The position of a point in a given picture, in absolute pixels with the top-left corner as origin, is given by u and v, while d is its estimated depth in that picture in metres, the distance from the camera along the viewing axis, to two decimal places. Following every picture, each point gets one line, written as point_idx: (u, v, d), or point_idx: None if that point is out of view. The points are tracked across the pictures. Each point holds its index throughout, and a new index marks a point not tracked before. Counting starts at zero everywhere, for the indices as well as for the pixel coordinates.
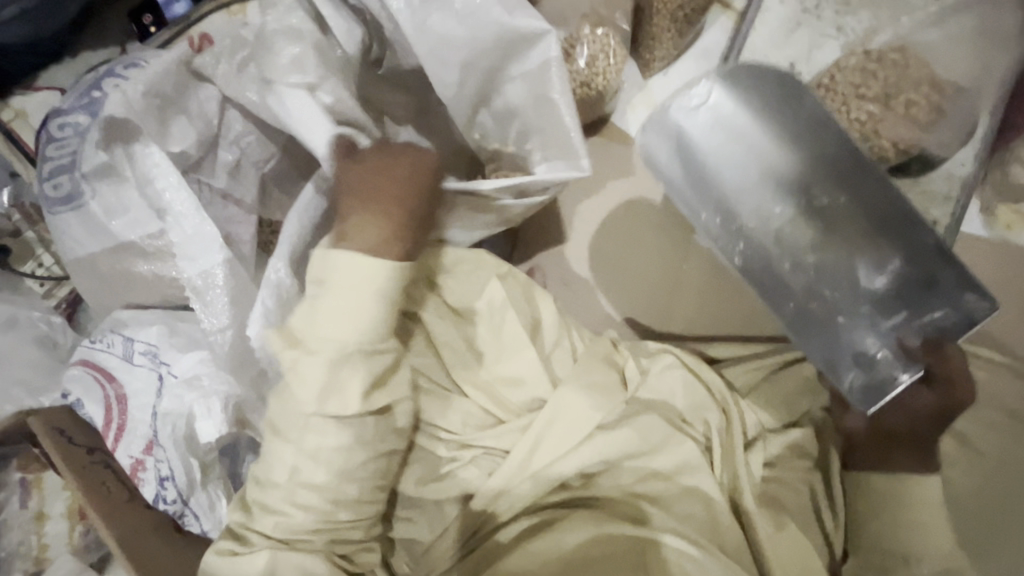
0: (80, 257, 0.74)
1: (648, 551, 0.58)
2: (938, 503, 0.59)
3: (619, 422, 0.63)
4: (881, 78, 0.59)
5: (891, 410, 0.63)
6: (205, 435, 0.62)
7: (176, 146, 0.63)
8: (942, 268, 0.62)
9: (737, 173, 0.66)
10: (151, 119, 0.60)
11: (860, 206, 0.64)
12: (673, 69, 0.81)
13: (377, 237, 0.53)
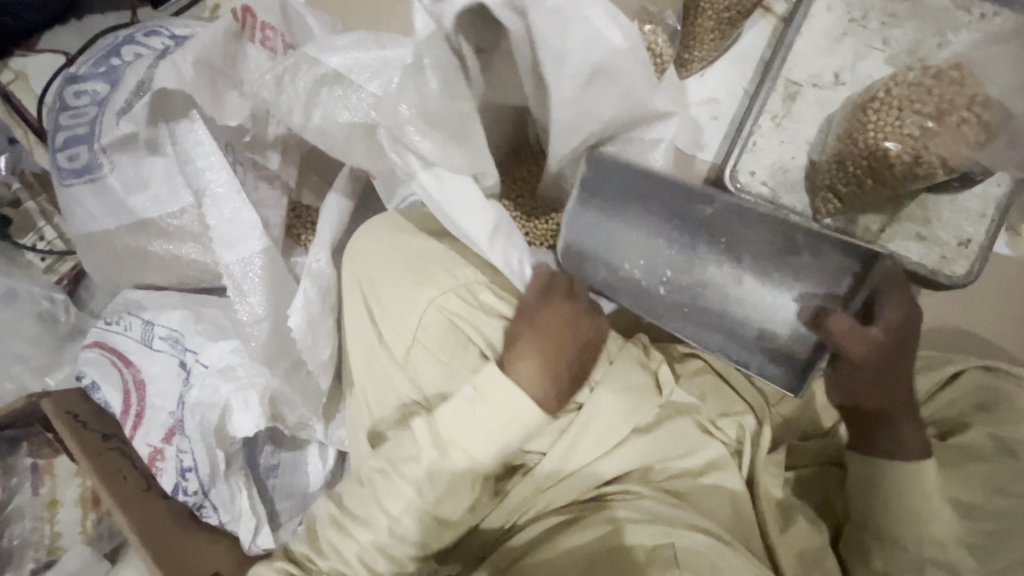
0: (94, 232, 0.70)
1: (674, 547, 0.56)
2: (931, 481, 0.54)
3: (652, 426, 0.64)
4: (934, 95, 0.56)
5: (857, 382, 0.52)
6: (240, 428, 0.59)
7: (233, 120, 0.62)
8: (808, 255, 0.49)
9: (650, 255, 0.53)
10: (204, 91, 0.59)
11: (785, 244, 0.50)
12: (710, 72, 0.80)
13: (541, 386, 0.52)
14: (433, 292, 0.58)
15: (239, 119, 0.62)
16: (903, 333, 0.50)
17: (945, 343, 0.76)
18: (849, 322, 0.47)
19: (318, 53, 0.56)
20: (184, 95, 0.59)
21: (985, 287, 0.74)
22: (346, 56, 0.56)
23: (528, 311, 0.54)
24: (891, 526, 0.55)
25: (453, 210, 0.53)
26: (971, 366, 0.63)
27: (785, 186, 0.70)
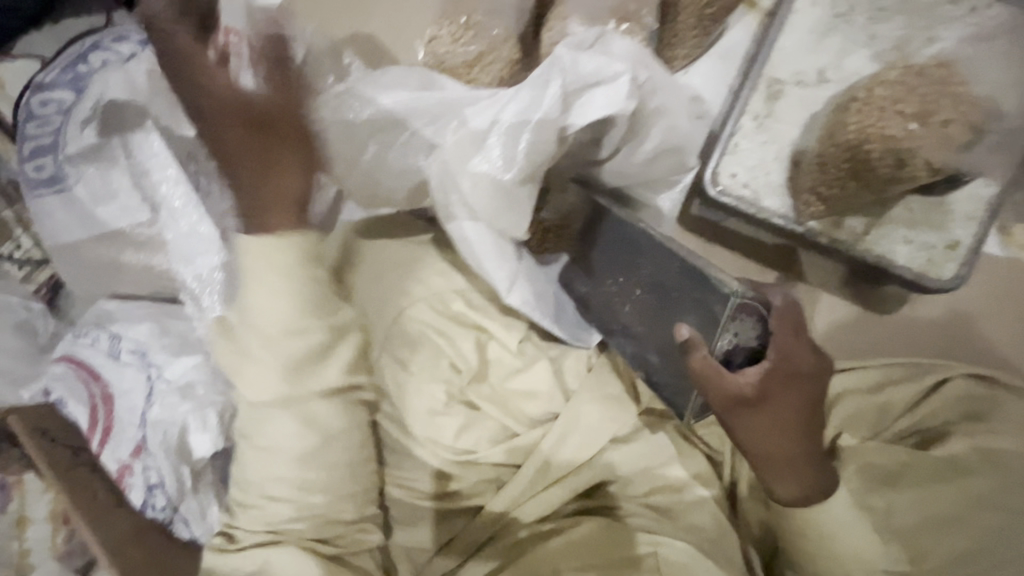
0: (64, 244, 0.67)
1: (655, 557, 0.57)
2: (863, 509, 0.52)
3: (632, 435, 0.62)
4: (918, 95, 0.54)
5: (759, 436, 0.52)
6: (197, 449, 0.60)
7: (190, 132, 0.64)
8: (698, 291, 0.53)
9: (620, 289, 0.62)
10: (162, 104, 0.64)
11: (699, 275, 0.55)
12: (695, 69, 0.77)
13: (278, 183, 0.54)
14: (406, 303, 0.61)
15: (197, 130, 0.64)
16: (769, 388, 0.50)
17: (938, 348, 0.74)
18: (708, 365, 0.49)
19: (373, 94, 0.61)
20: (134, 107, 0.65)
21: (973, 289, 0.73)
22: (395, 99, 0.61)
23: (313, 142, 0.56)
24: (846, 542, 0.52)
25: (488, 257, 0.59)
26: (957, 374, 0.62)
27: (767, 188, 0.67)
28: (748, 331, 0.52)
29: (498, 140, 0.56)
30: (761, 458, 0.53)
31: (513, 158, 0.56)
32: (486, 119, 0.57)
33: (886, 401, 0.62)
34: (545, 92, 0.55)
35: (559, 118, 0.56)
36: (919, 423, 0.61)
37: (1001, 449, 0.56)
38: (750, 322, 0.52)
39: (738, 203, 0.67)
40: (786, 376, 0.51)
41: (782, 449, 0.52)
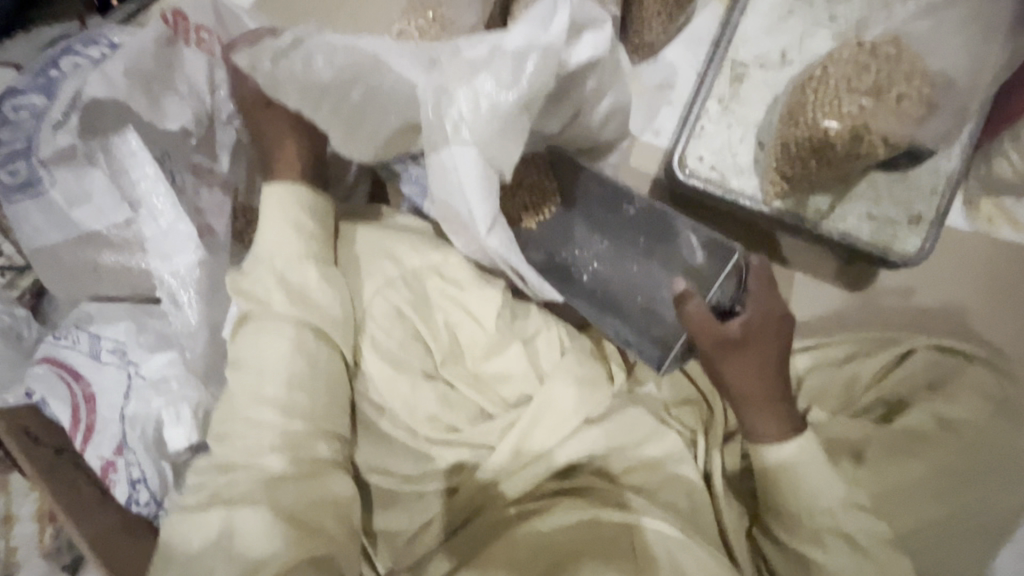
0: (40, 247, 0.68)
1: (630, 538, 0.56)
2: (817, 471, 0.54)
3: (605, 416, 0.63)
4: (871, 72, 0.55)
5: (742, 376, 0.57)
6: (173, 443, 0.60)
7: (174, 125, 0.64)
8: (672, 249, 0.64)
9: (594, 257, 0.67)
10: (139, 99, 0.61)
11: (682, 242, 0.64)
12: (663, 56, 0.79)
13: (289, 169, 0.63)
14: (376, 284, 0.64)
15: (180, 123, 0.64)
16: (751, 335, 0.57)
17: (910, 319, 0.74)
18: (704, 308, 0.57)
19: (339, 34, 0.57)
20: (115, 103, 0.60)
21: (943, 263, 0.74)
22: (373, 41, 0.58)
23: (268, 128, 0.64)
24: (811, 502, 0.53)
25: (471, 190, 0.57)
26: (921, 345, 0.63)
27: (734, 169, 0.68)
28: (726, 281, 0.61)
29: (497, 70, 0.56)
30: (746, 396, 0.57)
31: (517, 82, 0.56)
32: (484, 48, 0.57)
33: (853, 374, 0.62)
34: (553, 26, 0.56)
35: (560, 50, 0.57)
36: (884, 394, 0.62)
37: (958, 416, 0.57)
38: (732, 280, 0.61)
39: (706, 184, 0.68)
40: (764, 322, 0.58)
41: (766, 384, 0.57)
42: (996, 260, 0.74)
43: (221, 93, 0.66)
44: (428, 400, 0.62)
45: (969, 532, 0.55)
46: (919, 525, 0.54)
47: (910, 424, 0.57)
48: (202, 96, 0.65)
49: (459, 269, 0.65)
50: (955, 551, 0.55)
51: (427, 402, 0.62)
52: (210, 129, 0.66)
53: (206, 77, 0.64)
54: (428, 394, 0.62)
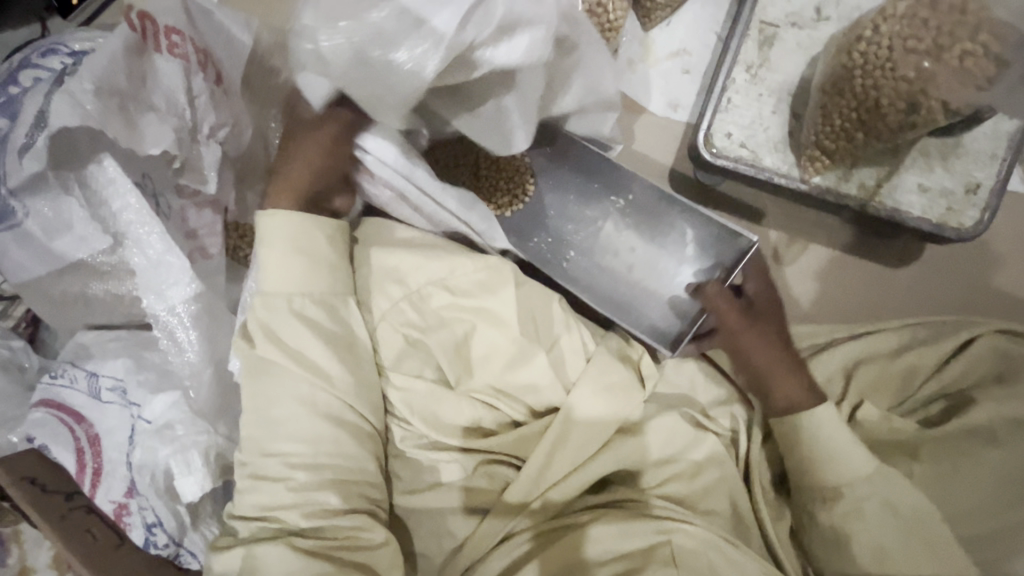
0: (24, 282, 0.63)
1: (670, 545, 0.53)
2: (849, 455, 0.52)
3: (638, 425, 0.59)
4: (932, 26, 0.47)
5: (762, 350, 0.57)
6: (185, 493, 0.55)
7: (154, 149, 0.56)
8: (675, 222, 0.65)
9: (588, 245, 0.66)
10: (115, 122, 0.53)
11: (687, 219, 0.64)
12: (677, 20, 0.72)
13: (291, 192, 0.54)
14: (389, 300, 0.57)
15: (161, 146, 0.56)
16: (759, 314, 0.59)
17: (961, 294, 0.69)
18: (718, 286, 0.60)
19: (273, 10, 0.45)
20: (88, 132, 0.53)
21: (996, 231, 0.68)
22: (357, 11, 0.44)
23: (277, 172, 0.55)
24: (855, 489, 0.51)
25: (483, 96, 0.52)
26: (985, 332, 0.57)
27: (766, 145, 0.61)
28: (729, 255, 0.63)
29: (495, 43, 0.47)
30: (771, 373, 0.57)
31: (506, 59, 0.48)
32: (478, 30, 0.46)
33: (910, 365, 0.57)
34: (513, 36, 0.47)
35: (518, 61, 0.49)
36: (943, 386, 0.57)
37: None
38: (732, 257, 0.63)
39: (736, 163, 0.62)
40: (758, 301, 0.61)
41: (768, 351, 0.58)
42: None
43: (203, 101, 0.59)
44: (446, 422, 0.56)
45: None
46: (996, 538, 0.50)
47: (977, 425, 0.52)
48: (182, 108, 0.57)
49: (470, 271, 0.58)
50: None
51: (459, 422, 0.56)
52: (195, 145, 0.59)
53: (185, 86, 0.57)
54: (453, 412, 0.56)
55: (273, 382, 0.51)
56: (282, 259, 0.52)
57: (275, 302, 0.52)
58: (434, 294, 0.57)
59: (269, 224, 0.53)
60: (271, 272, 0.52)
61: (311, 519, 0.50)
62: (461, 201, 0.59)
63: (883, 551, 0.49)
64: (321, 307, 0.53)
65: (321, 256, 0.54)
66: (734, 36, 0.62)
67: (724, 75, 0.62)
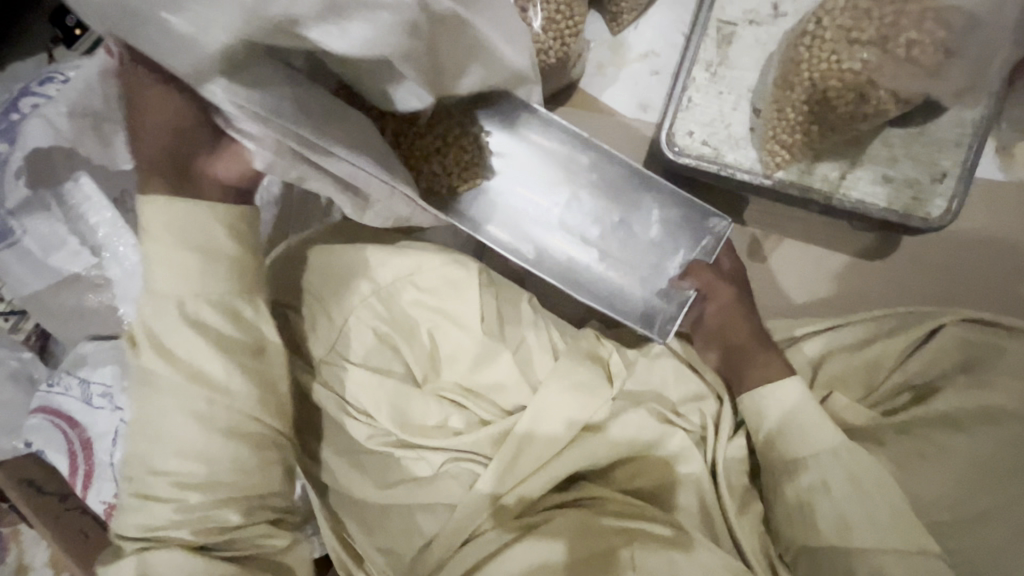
0: (25, 296, 0.67)
1: (630, 547, 0.52)
2: (812, 432, 0.53)
3: (605, 423, 0.59)
4: (875, 17, 0.48)
5: (737, 322, 0.62)
6: None
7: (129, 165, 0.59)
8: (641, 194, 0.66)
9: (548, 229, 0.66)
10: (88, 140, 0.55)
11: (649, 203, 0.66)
12: (644, 23, 0.72)
13: (158, 172, 0.47)
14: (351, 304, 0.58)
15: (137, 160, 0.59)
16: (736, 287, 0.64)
17: (942, 285, 0.67)
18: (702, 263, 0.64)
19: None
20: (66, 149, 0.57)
21: (976, 221, 0.67)
22: None
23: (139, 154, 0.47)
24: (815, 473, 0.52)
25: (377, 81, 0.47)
26: (949, 321, 0.57)
27: (728, 142, 0.62)
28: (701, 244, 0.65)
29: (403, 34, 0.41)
30: (749, 344, 0.60)
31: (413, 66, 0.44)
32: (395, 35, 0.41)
33: (876, 357, 0.57)
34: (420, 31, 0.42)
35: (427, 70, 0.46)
36: (909, 377, 0.57)
37: (998, 403, 0.51)
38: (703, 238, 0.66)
39: (698, 161, 0.62)
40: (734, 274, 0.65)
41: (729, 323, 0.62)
42: None
43: None
44: (412, 423, 0.57)
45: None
46: (971, 531, 0.49)
47: (944, 413, 0.53)
48: None
49: (434, 273, 0.59)
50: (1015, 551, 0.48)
51: (432, 419, 0.58)
52: None
53: None
54: (419, 412, 0.57)
55: (171, 396, 0.48)
56: (171, 257, 0.47)
57: (162, 305, 0.48)
58: (400, 294, 0.59)
59: (152, 215, 0.47)
60: (161, 271, 0.47)
61: (206, 531, 0.51)
62: (365, 147, 0.49)
63: (837, 529, 0.50)
64: (219, 312, 0.49)
65: (213, 254, 0.48)
66: (694, 36, 0.62)
67: (686, 75, 0.62)
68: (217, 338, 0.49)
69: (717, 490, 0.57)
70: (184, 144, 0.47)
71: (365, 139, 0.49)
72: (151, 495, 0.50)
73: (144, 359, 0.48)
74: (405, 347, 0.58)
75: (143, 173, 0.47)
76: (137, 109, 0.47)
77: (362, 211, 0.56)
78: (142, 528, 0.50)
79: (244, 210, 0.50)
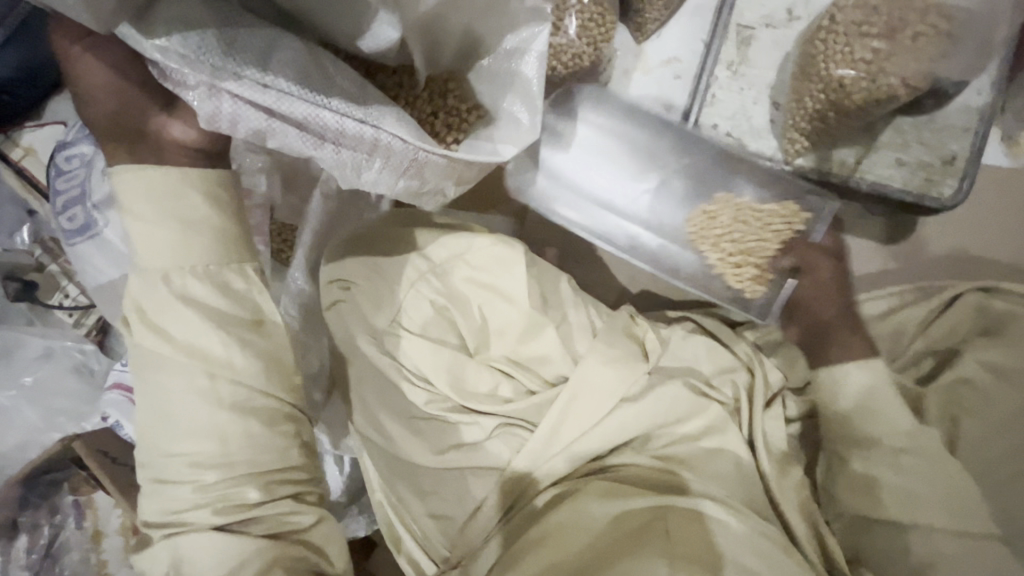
0: (103, 283, 0.74)
1: (665, 523, 0.53)
2: (865, 399, 0.57)
3: (642, 393, 0.62)
4: (882, 13, 0.54)
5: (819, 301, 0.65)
6: None
7: None
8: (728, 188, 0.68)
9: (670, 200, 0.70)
10: None
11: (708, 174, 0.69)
12: (667, 31, 0.78)
13: (120, 144, 0.48)
14: (409, 281, 0.63)
15: None
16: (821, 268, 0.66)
17: (960, 265, 0.71)
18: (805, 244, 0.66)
19: None
20: None
21: (988, 203, 0.71)
22: None
23: (101, 129, 0.48)
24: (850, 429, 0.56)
25: None
26: (969, 290, 0.62)
27: (750, 133, 0.68)
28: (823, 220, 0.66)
29: None
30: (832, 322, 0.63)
31: None
32: None
33: (898, 324, 0.63)
34: None
35: None
36: (932, 343, 0.62)
37: (1014, 363, 0.56)
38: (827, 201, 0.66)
39: (725, 150, 0.68)
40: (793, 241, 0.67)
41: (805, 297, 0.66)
42: None
43: None
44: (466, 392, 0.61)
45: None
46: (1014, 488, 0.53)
47: (969, 376, 0.57)
48: None
49: (483, 254, 0.64)
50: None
51: (484, 386, 0.62)
52: None
53: None
54: (472, 379, 0.62)
55: (173, 371, 0.48)
56: (148, 230, 0.47)
57: (148, 279, 0.48)
58: (453, 273, 0.64)
59: (126, 187, 0.47)
60: (141, 244, 0.48)
61: (227, 511, 0.50)
62: (336, 92, 0.47)
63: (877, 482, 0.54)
64: (208, 283, 0.49)
65: (194, 219, 0.48)
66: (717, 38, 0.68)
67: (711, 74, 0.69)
68: (208, 310, 0.49)
69: (752, 453, 0.60)
70: (133, 108, 0.48)
71: (325, 83, 0.47)
72: (173, 476, 0.50)
73: (162, 336, 0.48)
74: (460, 320, 0.63)
75: (104, 141, 0.48)
76: (82, 84, 0.48)
77: (355, 171, 0.50)
78: (165, 515, 0.51)
79: (217, 171, 0.50)
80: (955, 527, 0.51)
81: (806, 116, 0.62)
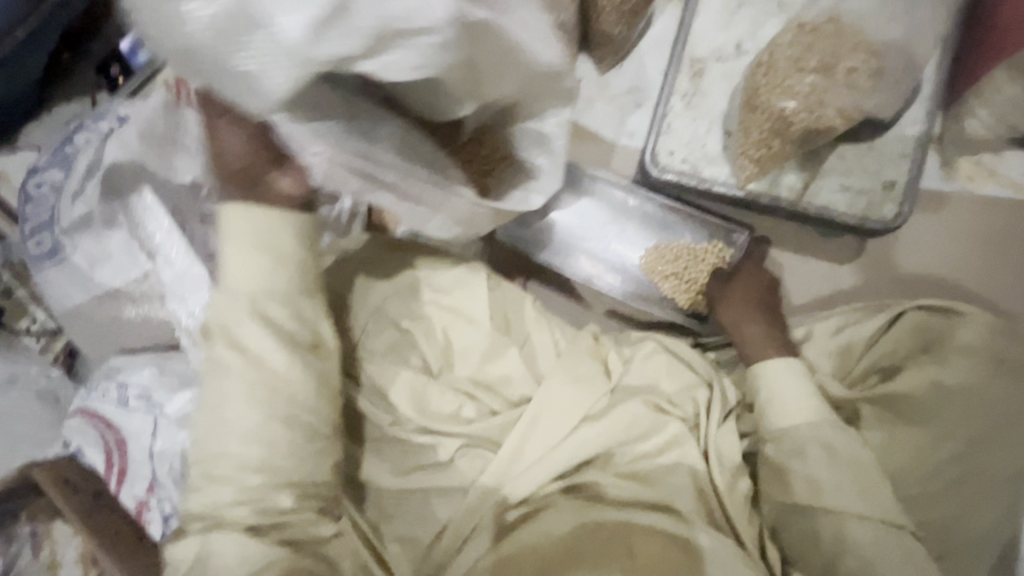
0: (70, 307, 0.73)
1: (628, 541, 0.55)
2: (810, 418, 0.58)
3: (604, 411, 0.63)
4: (816, 50, 0.58)
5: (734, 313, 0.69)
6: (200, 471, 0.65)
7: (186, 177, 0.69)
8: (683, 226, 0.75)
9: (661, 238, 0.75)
10: (152, 155, 0.67)
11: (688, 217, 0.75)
12: (628, 63, 0.82)
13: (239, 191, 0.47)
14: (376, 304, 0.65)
15: None
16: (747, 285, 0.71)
17: (905, 283, 0.75)
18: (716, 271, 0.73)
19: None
20: (131, 167, 0.67)
21: (930, 224, 0.75)
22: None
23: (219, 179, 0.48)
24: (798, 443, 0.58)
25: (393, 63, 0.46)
26: (910, 308, 0.65)
27: (705, 159, 0.70)
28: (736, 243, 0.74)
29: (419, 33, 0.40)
30: (740, 332, 0.67)
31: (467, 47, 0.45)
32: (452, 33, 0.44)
33: (845, 343, 0.65)
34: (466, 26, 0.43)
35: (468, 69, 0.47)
36: (878, 360, 0.64)
37: (951, 377, 0.59)
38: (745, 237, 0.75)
39: (680, 176, 0.70)
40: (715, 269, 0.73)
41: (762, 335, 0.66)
42: (984, 216, 0.74)
43: None
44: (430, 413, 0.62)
45: (983, 486, 0.57)
46: (937, 497, 0.57)
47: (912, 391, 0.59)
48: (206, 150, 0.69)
49: (446, 276, 0.67)
50: (971, 505, 0.57)
51: (449, 406, 0.63)
52: None
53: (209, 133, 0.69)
54: (436, 400, 0.63)
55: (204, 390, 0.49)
56: (240, 255, 0.47)
57: (234, 300, 0.48)
58: (418, 296, 0.66)
59: (232, 222, 0.47)
60: (236, 273, 0.47)
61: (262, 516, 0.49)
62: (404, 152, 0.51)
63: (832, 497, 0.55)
64: (287, 310, 0.49)
65: (282, 254, 0.48)
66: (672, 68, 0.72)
67: (666, 102, 0.72)
68: (282, 332, 0.49)
69: (709, 470, 0.61)
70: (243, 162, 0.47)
71: (394, 148, 0.50)
72: None
73: (239, 351, 0.48)
74: (424, 342, 0.65)
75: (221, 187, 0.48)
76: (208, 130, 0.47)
77: (423, 221, 0.56)
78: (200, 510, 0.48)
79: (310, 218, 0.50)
80: (895, 546, 0.53)
81: (751, 145, 0.64)
